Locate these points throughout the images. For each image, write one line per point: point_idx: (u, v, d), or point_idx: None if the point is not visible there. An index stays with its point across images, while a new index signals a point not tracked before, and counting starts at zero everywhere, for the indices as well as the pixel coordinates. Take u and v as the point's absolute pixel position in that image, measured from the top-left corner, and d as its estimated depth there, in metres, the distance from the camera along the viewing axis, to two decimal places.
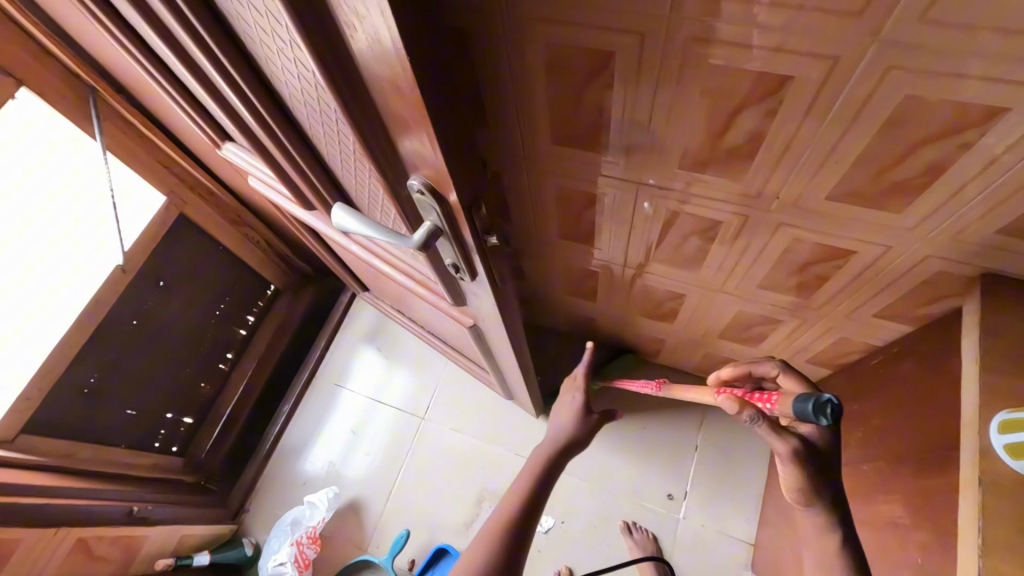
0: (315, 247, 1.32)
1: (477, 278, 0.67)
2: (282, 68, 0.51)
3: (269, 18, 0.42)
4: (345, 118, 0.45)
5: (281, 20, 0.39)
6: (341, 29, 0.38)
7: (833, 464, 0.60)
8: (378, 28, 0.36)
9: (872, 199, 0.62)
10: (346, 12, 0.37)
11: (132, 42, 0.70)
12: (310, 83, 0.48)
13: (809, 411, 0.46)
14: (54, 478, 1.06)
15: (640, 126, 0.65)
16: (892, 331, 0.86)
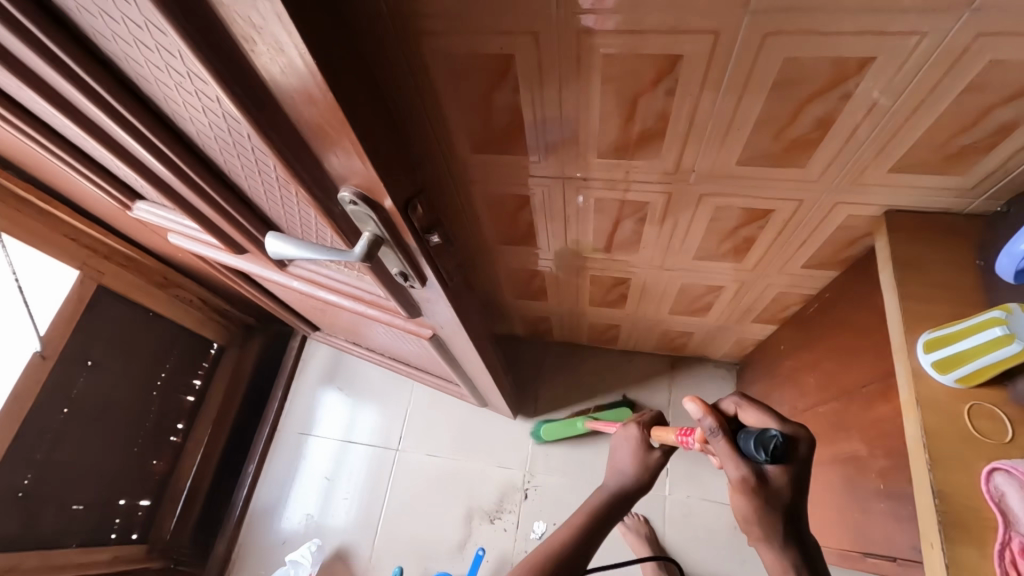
0: (254, 294, 1.27)
1: (428, 284, 0.62)
2: (185, 107, 0.48)
3: (161, 50, 0.40)
4: (264, 140, 0.42)
5: (175, 46, 0.37)
6: (241, 45, 0.36)
7: (796, 514, 0.54)
8: (278, 37, 0.34)
9: (779, 158, 0.66)
10: (241, 25, 0.35)
11: (11, 110, 0.64)
12: (220, 113, 0.45)
13: (753, 440, 0.52)
14: None
15: (554, 122, 0.66)
16: (822, 278, 0.91)
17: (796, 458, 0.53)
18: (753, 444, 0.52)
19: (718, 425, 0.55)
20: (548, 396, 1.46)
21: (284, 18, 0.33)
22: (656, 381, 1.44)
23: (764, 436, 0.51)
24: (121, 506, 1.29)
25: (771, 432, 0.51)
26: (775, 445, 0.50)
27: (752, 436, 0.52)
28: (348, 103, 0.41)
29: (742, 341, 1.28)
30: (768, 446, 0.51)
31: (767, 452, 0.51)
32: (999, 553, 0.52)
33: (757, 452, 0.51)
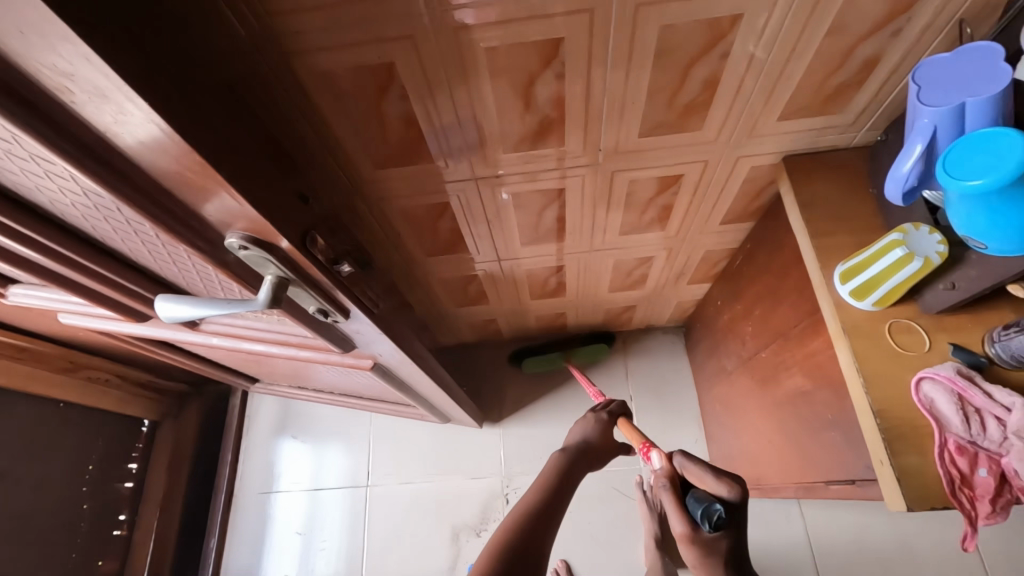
0: (177, 359, 1.17)
1: (351, 315, 0.59)
2: (25, 176, 0.42)
3: None
4: (120, 201, 0.38)
5: None
6: (60, 101, 0.32)
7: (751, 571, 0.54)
8: (99, 83, 0.30)
9: (676, 124, 0.67)
10: (52, 79, 0.31)
11: None
12: (64, 178, 0.40)
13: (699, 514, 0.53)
14: None
15: (451, 125, 0.64)
16: (740, 230, 0.95)
17: (738, 528, 0.54)
18: (698, 513, 0.53)
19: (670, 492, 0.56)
20: (510, 396, 1.45)
21: (97, 62, 0.29)
22: (611, 360, 1.46)
23: (709, 508, 0.52)
24: None
25: (716, 506, 0.52)
26: (718, 518, 0.52)
27: (699, 504, 0.53)
28: (208, 141, 0.37)
29: (682, 304, 1.32)
30: (712, 519, 0.52)
31: (708, 525, 0.52)
32: (940, 455, 0.56)
33: (701, 522, 0.52)
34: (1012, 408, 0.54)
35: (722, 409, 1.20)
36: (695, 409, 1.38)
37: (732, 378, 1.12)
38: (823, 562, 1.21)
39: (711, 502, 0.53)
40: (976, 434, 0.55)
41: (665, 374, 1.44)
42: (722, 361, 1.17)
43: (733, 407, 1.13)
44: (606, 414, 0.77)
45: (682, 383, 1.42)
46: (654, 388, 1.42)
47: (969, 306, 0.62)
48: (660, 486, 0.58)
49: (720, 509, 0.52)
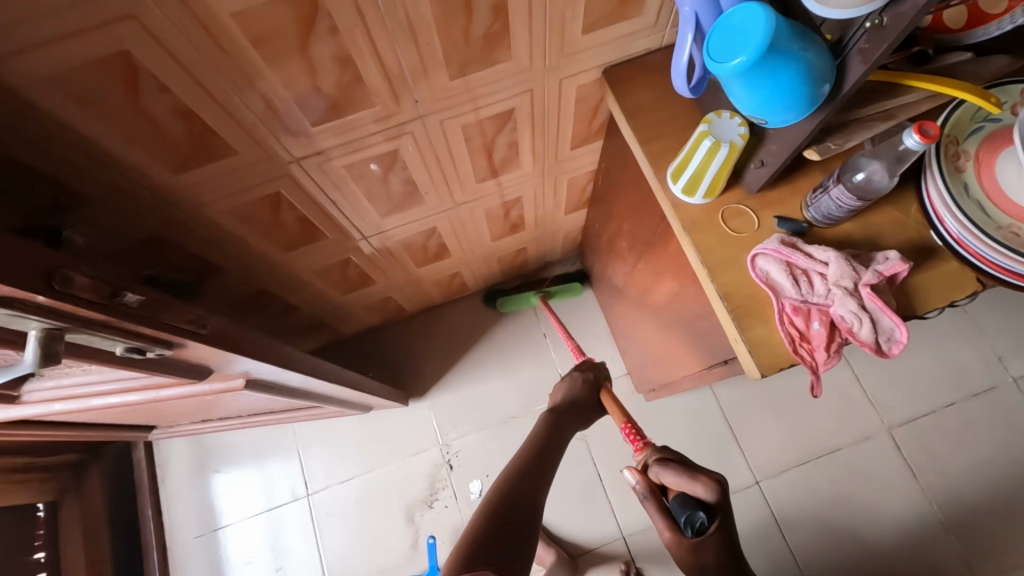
0: (43, 436, 1.03)
1: (176, 343, 0.53)
2: None
3: None
4: None
5: None
6: None
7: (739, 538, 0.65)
8: None
9: (483, 58, 0.64)
10: None
11: None
12: None
13: (683, 518, 0.64)
14: None
15: (234, 107, 0.57)
16: (593, 150, 0.96)
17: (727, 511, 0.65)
18: (683, 521, 0.64)
19: (647, 489, 0.69)
20: (429, 367, 1.44)
21: None
22: (519, 305, 1.48)
23: (692, 516, 0.63)
24: None
25: (698, 514, 0.63)
26: (699, 524, 0.63)
27: (683, 513, 0.63)
28: None
29: (569, 234, 1.34)
30: (695, 525, 0.63)
31: (693, 530, 0.63)
32: (779, 319, 0.60)
33: (686, 528, 0.64)
34: (829, 262, 0.60)
35: (624, 324, 1.26)
36: (605, 329, 1.44)
37: (624, 294, 1.16)
38: (739, 431, 1.35)
39: (692, 510, 0.63)
40: (806, 293, 0.60)
41: (572, 305, 1.48)
42: (614, 280, 1.21)
43: (631, 320, 1.18)
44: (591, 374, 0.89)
45: (589, 309, 1.47)
46: (565, 320, 1.46)
47: (786, 178, 0.66)
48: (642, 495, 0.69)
49: (701, 515, 0.63)
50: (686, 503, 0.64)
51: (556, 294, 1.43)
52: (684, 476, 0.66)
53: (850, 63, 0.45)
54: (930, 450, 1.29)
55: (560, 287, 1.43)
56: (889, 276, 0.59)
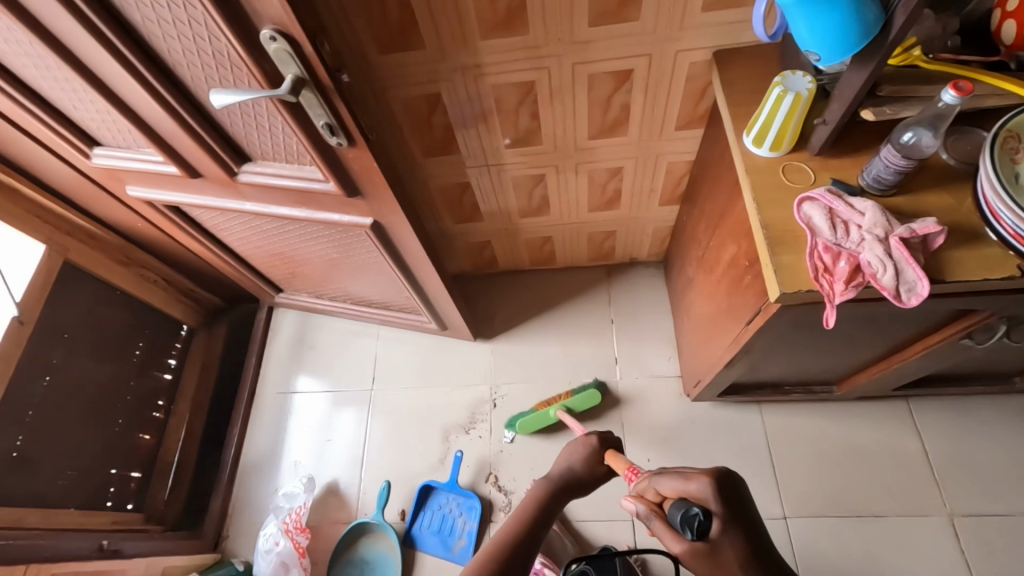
0: (215, 255, 1.36)
1: (354, 142, 0.76)
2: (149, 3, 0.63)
3: None
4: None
5: None
6: None
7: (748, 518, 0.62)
8: None
9: (617, 13, 0.84)
10: None
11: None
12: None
13: (682, 523, 0.58)
14: (11, 531, 1.04)
15: (435, 6, 0.82)
16: (695, 136, 1.10)
17: (733, 506, 0.62)
18: (683, 524, 0.58)
19: (649, 511, 0.66)
20: (502, 317, 1.60)
21: None
22: (595, 289, 1.60)
23: (689, 513, 0.58)
24: (114, 475, 1.36)
25: (692, 509, 0.58)
26: (697, 521, 0.57)
27: (678, 515, 0.59)
28: None
29: (658, 231, 1.46)
30: (696, 521, 0.57)
31: (693, 528, 0.57)
32: (810, 251, 0.69)
33: (685, 530, 0.58)
34: (866, 212, 0.69)
35: (687, 318, 1.33)
36: (669, 331, 1.52)
37: (693, 283, 1.25)
38: (778, 462, 1.32)
39: (689, 506, 0.58)
40: (841, 237, 0.69)
41: (643, 302, 1.57)
42: (688, 273, 1.31)
43: (694, 311, 1.26)
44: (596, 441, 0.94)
45: (659, 311, 1.55)
46: (633, 313, 1.56)
47: (850, 151, 0.75)
48: (651, 520, 0.66)
49: (698, 510, 0.58)
50: (682, 507, 0.59)
51: (573, 408, 1.41)
52: (681, 480, 0.67)
53: (894, 15, 0.57)
54: (994, 551, 1.17)
55: (576, 395, 1.40)
56: (922, 235, 0.66)
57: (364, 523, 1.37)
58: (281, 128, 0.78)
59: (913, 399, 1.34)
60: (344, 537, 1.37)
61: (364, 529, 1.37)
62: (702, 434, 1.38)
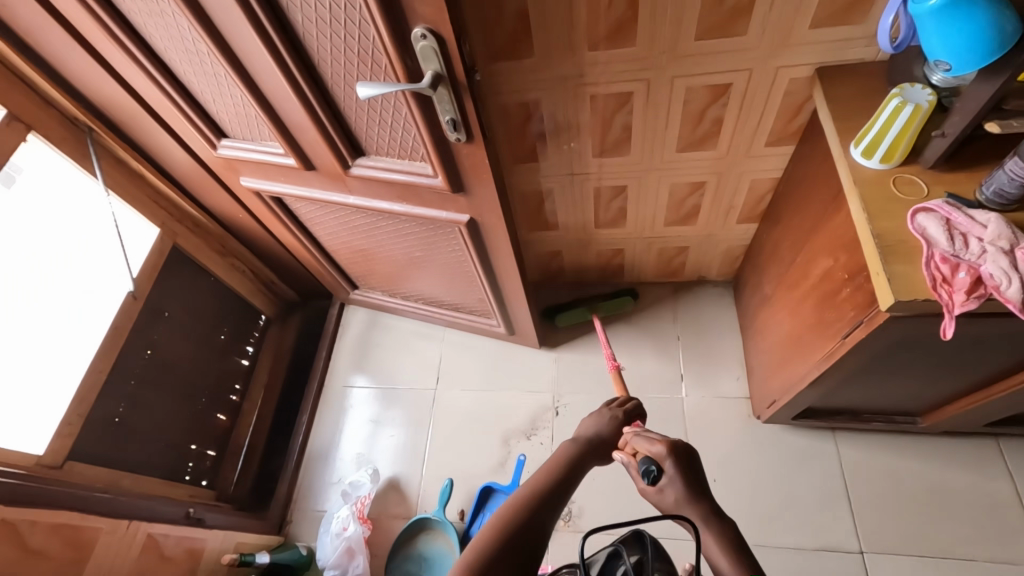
0: (304, 248, 1.44)
1: (472, 138, 0.81)
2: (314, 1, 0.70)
3: None
4: None
5: None
6: None
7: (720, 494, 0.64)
8: None
9: (725, 27, 0.87)
10: None
11: (159, 37, 0.87)
12: None
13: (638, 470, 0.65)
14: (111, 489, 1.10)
15: (551, 17, 0.88)
16: (784, 153, 1.11)
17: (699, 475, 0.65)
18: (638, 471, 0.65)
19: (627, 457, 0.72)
20: (566, 327, 1.62)
21: None
22: (661, 305, 1.60)
23: (645, 465, 0.64)
24: (193, 451, 1.42)
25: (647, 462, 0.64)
26: (649, 472, 0.64)
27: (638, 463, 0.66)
28: None
29: (732, 250, 1.46)
30: (652, 476, 0.63)
31: (648, 481, 0.63)
32: (927, 261, 0.68)
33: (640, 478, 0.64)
34: (988, 224, 0.68)
35: (762, 337, 1.31)
36: (737, 351, 1.50)
37: (771, 301, 1.24)
38: (853, 494, 1.27)
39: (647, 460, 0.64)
40: (960, 248, 0.68)
41: (711, 322, 1.56)
42: (764, 292, 1.29)
43: (770, 329, 1.24)
44: (619, 412, 0.82)
45: (727, 331, 1.54)
46: (700, 331, 1.55)
47: (965, 168, 0.75)
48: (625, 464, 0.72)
49: (653, 465, 0.64)
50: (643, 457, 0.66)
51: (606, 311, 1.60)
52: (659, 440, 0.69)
53: None
54: None
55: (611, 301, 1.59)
56: None
57: (424, 519, 1.38)
58: (403, 124, 0.84)
59: (1003, 439, 1.27)
60: (405, 531, 1.38)
61: (424, 526, 1.39)
62: (773, 458, 1.34)
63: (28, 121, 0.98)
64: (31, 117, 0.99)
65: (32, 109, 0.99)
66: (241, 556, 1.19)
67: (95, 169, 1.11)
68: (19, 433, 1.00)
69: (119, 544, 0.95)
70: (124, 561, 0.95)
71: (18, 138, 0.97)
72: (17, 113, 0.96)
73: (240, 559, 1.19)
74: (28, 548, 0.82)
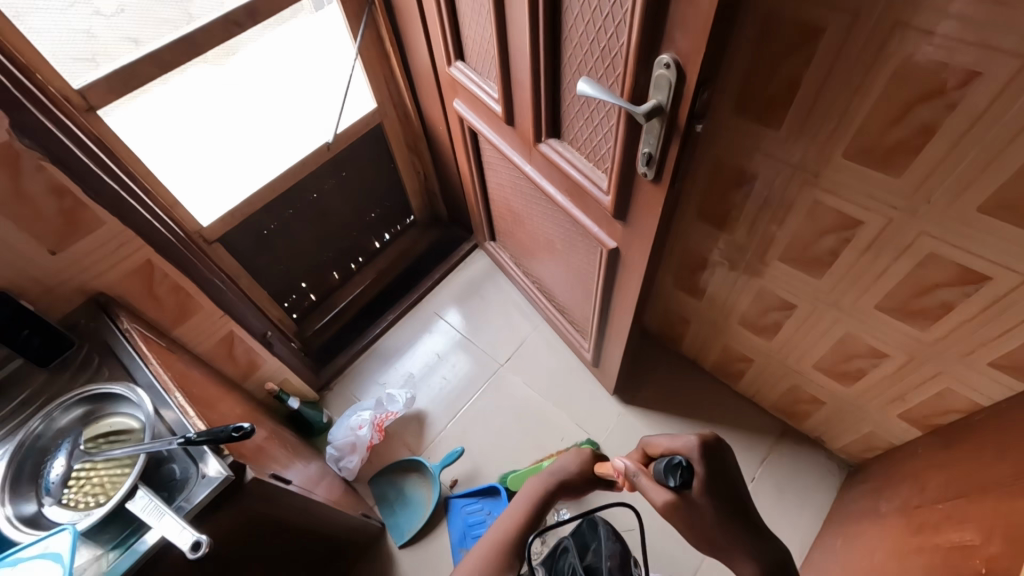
0: (472, 182, 1.50)
1: (659, 179, 0.75)
2: None
3: None
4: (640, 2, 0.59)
5: None
6: None
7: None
8: None
9: (1023, 218, 0.68)
10: None
11: None
12: None
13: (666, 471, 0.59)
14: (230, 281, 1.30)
15: (818, 105, 0.76)
16: (1006, 387, 0.87)
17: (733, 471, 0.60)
18: (667, 471, 0.59)
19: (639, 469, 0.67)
20: (650, 392, 1.51)
21: None
22: (758, 436, 1.42)
23: (673, 463, 0.59)
24: (300, 288, 1.62)
25: (675, 459, 0.58)
26: (682, 467, 0.58)
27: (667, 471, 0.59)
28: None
29: (872, 439, 1.22)
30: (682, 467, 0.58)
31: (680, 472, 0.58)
32: None
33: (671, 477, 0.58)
34: None
35: (844, 545, 1.10)
36: (806, 536, 1.29)
37: (879, 521, 1.03)
38: None
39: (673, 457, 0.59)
40: None
41: (799, 488, 1.35)
42: (880, 505, 1.07)
43: (859, 547, 1.03)
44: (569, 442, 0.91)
45: (811, 509, 1.32)
46: (781, 489, 1.35)
47: None
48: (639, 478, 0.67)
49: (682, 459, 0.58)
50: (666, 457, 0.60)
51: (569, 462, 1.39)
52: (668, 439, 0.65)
53: None
54: None
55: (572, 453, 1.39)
56: None
57: (420, 463, 1.44)
58: (606, 131, 0.81)
59: None
60: (399, 463, 1.44)
61: (416, 469, 1.44)
62: None
63: None
64: None
65: None
66: (279, 392, 1.36)
67: (357, 34, 1.25)
68: (199, 202, 1.21)
69: (209, 327, 1.13)
70: (206, 338, 1.13)
71: None
72: None
73: (277, 393, 1.36)
74: (153, 291, 0.99)
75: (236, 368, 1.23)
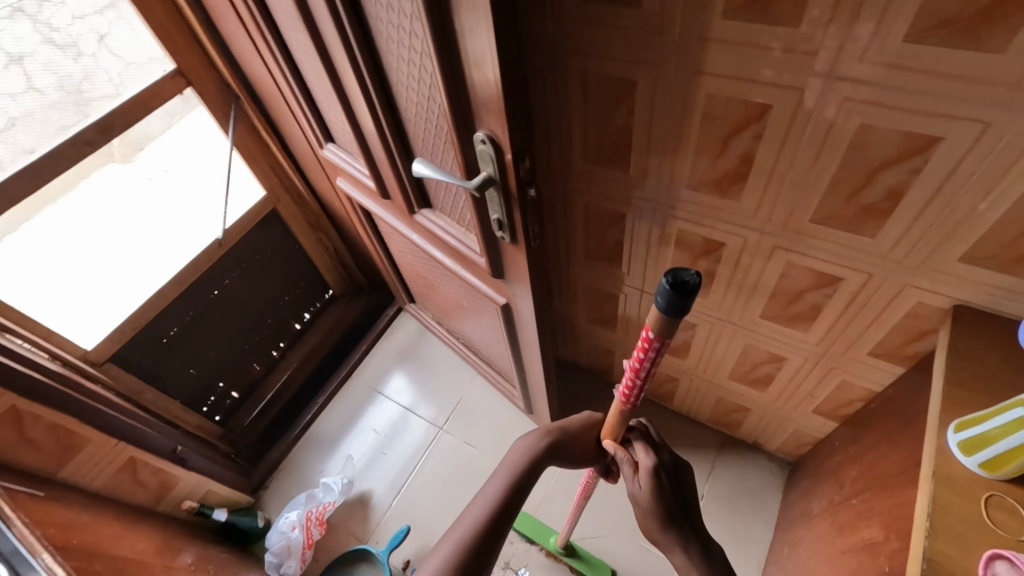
0: (377, 252, 1.49)
1: (516, 240, 0.76)
2: (405, 74, 0.71)
3: (412, 32, 0.61)
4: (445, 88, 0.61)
5: (419, 25, 0.59)
6: (453, 31, 0.56)
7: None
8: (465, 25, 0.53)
9: (849, 224, 0.73)
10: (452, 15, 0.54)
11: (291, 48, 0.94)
12: (425, 77, 0.66)
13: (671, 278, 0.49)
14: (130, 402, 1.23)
15: (653, 145, 0.80)
16: (889, 374, 0.91)
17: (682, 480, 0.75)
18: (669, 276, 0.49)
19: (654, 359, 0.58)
20: None
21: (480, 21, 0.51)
22: (700, 452, 1.43)
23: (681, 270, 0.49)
24: (218, 388, 1.54)
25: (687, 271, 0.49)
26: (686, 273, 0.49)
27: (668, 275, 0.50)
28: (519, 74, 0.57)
29: (800, 436, 1.25)
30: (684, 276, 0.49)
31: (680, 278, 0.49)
32: None
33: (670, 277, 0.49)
34: None
35: (789, 552, 1.11)
36: (760, 545, 1.29)
37: (813, 522, 1.04)
38: None
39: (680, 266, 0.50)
40: None
41: (746, 498, 1.35)
42: (813, 504, 1.08)
43: (800, 552, 1.04)
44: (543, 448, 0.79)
45: (760, 517, 1.32)
46: (730, 502, 1.35)
47: None
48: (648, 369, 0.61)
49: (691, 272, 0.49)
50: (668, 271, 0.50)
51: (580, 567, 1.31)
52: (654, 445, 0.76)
53: None
54: None
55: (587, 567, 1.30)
56: None
57: (366, 552, 1.35)
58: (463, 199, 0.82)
59: None
60: (347, 554, 1.36)
61: (363, 559, 1.35)
62: None
63: (189, 78, 1.12)
64: (192, 75, 1.13)
65: (195, 68, 1.13)
66: (200, 507, 1.28)
67: (228, 129, 1.24)
68: (80, 326, 1.15)
69: (103, 459, 1.05)
70: (102, 472, 1.05)
71: (174, 91, 1.11)
72: (183, 70, 1.11)
73: (198, 509, 1.28)
74: (26, 436, 0.92)
75: (144, 494, 1.15)
